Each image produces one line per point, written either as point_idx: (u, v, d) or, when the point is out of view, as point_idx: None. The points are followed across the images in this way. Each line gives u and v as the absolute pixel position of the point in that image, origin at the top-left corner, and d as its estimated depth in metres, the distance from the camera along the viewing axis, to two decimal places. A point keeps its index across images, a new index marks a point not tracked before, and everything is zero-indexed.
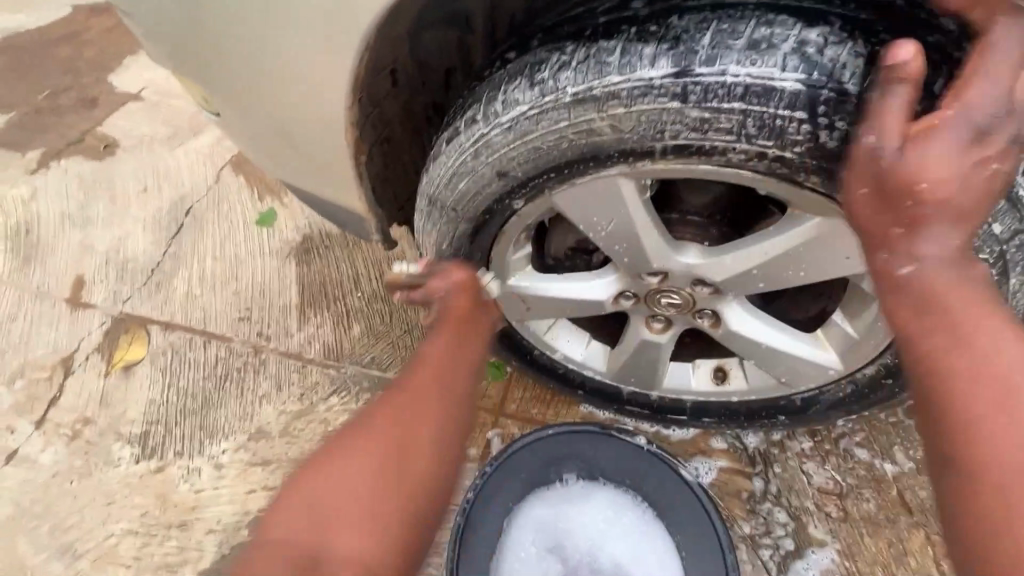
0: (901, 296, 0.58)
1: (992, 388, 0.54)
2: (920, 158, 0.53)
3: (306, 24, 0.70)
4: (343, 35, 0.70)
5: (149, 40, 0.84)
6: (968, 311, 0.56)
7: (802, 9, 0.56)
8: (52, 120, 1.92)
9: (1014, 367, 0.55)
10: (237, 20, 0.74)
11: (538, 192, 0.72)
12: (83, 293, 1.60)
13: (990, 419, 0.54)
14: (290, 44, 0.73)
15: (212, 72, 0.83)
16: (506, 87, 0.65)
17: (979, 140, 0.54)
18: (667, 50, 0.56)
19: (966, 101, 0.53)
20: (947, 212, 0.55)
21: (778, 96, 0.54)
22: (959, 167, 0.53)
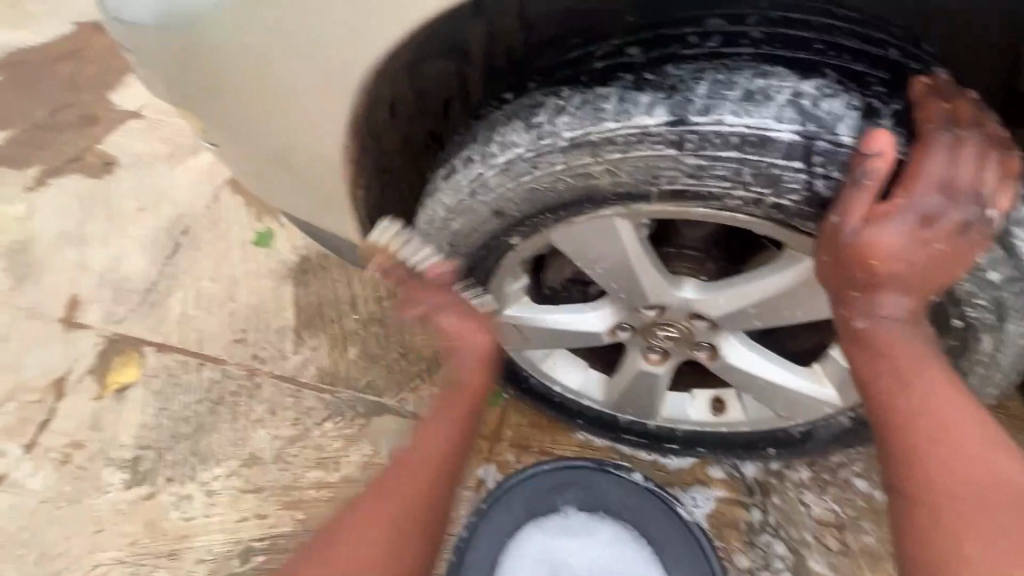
0: (849, 345, 0.59)
1: (935, 426, 0.54)
2: (881, 235, 0.53)
3: (308, 50, 0.70)
4: (346, 63, 0.69)
5: (145, 64, 0.83)
6: (916, 354, 0.57)
7: (797, 60, 0.56)
8: (53, 137, 1.92)
9: (959, 407, 0.55)
10: (237, 44, 0.73)
11: (534, 230, 0.72)
12: (78, 313, 1.59)
13: (936, 456, 0.54)
14: (290, 71, 0.72)
15: (209, 96, 0.82)
16: (503, 129, 0.65)
17: (951, 221, 0.53)
18: (663, 98, 0.56)
19: (936, 181, 0.53)
20: (908, 280, 0.55)
21: (774, 146, 0.54)
22: (922, 246, 0.54)
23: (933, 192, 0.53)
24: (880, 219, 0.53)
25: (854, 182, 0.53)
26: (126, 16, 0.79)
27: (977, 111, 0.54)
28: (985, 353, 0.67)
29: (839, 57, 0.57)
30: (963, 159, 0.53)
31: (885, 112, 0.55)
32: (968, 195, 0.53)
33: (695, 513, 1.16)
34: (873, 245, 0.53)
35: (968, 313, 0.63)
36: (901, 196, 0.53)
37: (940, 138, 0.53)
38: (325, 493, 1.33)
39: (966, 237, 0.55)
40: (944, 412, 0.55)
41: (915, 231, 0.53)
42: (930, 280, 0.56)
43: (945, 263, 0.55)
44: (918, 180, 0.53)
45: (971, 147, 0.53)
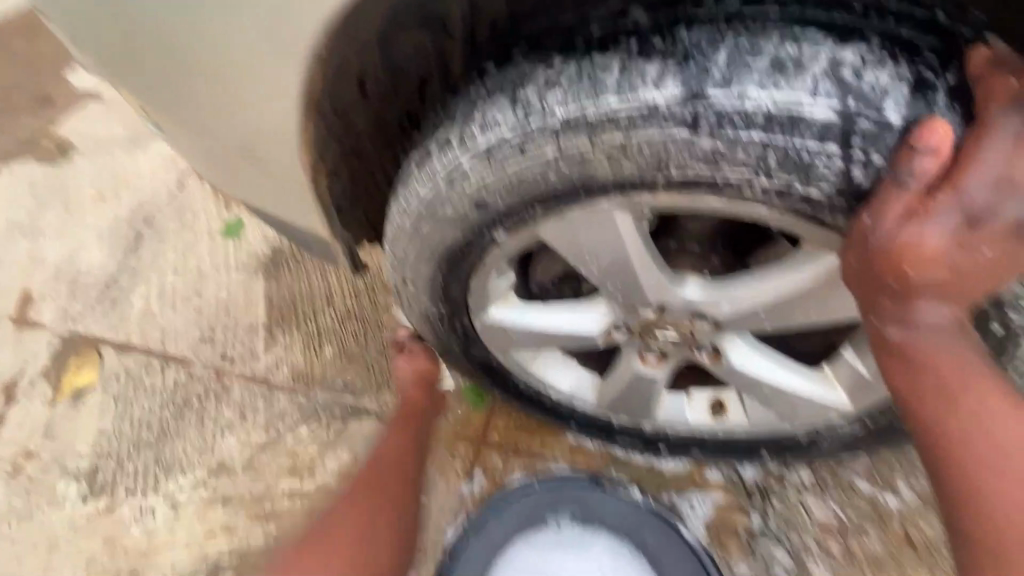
0: (882, 359, 0.54)
1: (991, 449, 0.51)
2: (921, 236, 0.45)
3: (256, 9, 0.59)
4: (302, 22, 0.58)
5: (69, 29, 0.71)
6: (960, 371, 0.52)
7: (833, 23, 0.48)
8: (2, 118, 1.78)
9: (1014, 425, 0.52)
10: (171, 3, 0.61)
11: (522, 224, 0.63)
12: (29, 311, 1.47)
13: (996, 484, 0.51)
14: (237, 34, 0.61)
15: (145, 67, 0.70)
16: (485, 106, 0.56)
17: (1004, 218, 0.45)
18: (675, 70, 0.48)
19: (996, 173, 0.43)
20: (950, 289, 0.48)
21: (805, 127, 0.46)
22: (965, 250, 0.46)
23: (989, 184, 0.44)
24: (922, 217, 0.45)
25: (897, 180, 0.46)
26: None
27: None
28: (1023, 359, 0.60)
29: (881, 21, 0.48)
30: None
31: (935, 87, 0.47)
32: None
33: (692, 519, 1.10)
34: (910, 247, 0.46)
35: (1011, 317, 0.56)
36: (948, 191, 0.44)
37: (1003, 123, 0.44)
38: (299, 503, 1.25)
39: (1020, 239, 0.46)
40: (998, 432, 0.52)
41: (961, 231, 0.45)
42: (971, 288, 0.49)
43: (993, 270, 0.48)
44: (971, 170, 0.44)
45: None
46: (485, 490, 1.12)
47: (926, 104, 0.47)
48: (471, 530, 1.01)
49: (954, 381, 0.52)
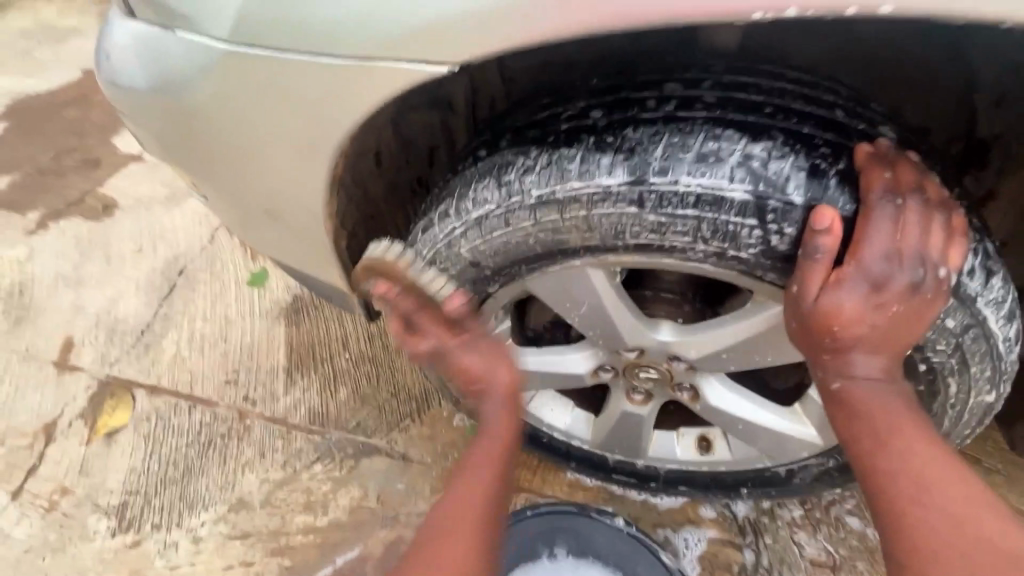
0: (829, 407, 0.62)
1: (912, 483, 0.57)
2: (838, 300, 0.56)
3: (289, 109, 0.70)
4: (328, 121, 0.69)
5: (134, 121, 0.85)
6: (886, 414, 0.59)
7: (747, 123, 0.59)
8: (56, 181, 1.98)
9: (935, 466, 0.58)
10: (217, 105, 0.74)
11: (511, 279, 0.75)
12: (71, 356, 1.61)
13: (917, 515, 0.56)
14: (267, 130, 0.73)
15: (193, 151, 0.83)
16: (476, 185, 0.69)
17: (901, 283, 0.56)
18: (623, 160, 0.60)
19: (882, 246, 0.55)
20: (869, 341, 0.58)
21: (728, 205, 0.57)
22: (877, 311, 0.56)
23: (881, 258, 0.55)
24: (836, 286, 0.56)
25: (808, 256, 0.56)
26: (118, 78, 0.80)
27: (917, 178, 0.58)
28: (954, 397, 0.67)
29: (787, 120, 0.60)
30: (905, 225, 0.55)
31: (830, 172, 0.57)
32: (914, 258, 0.56)
33: (686, 555, 1.14)
34: (832, 310, 0.56)
35: (931, 357, 0.63)
36: (851, 263, 0.56)
37: (883, 210, 0.56)
38: (312, 539, 1.31)
39: (918, 298, 0.57)
40: (919, 469, 0.57)
41: (870, 295, 0.56)
42: (893, 342, 0.58)
43: (905, 325, 0.57)
44: (864, 246, 0.56)
45: (911, 215, 0.56)
46: None
47: (825, 186, 0.57)
48: None
49: (881, 422, 0.59)
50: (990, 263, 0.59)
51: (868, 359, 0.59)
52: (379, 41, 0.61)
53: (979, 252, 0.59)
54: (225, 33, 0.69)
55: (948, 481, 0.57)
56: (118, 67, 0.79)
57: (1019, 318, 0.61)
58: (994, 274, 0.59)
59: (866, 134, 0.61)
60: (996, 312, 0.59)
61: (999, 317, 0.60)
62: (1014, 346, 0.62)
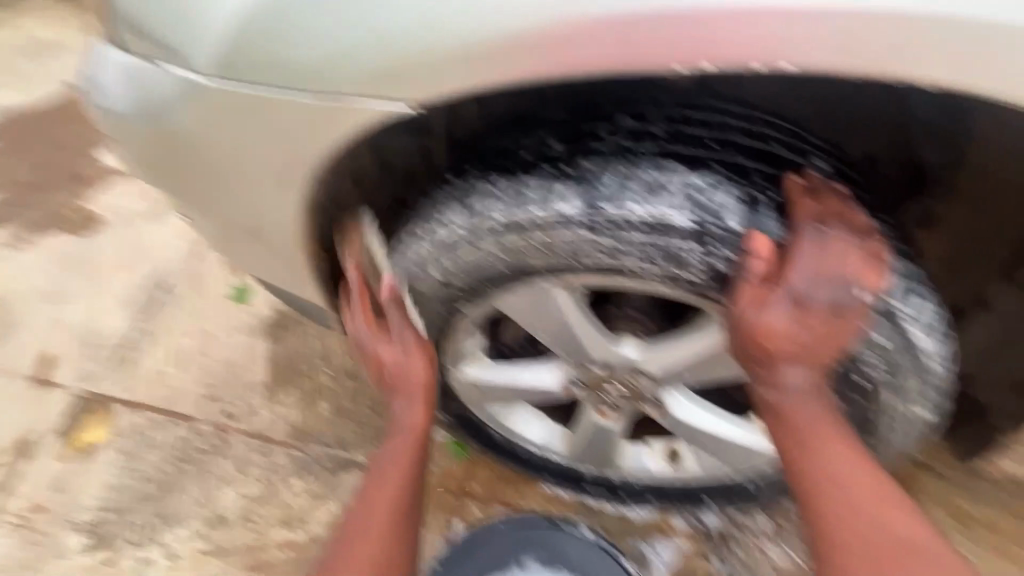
0: (766, 418, 0.68)
1: (834, 488, 0.63)
2: (767, 318, 0.63)
3: (266, 138, 0.73)
4: (305, 151, 0.72)
5: (119, 143, 0.88)
6: (816, 422, 0.65)
7: (690, 157, 0.65)
8: (37, 196, 1.98)
9: (858, 472, 0.64)
10: (198, 132, 0.78)
11: (481, 299, 0.78)
12: (49, 371, 1.60)
13: (838, 516, 0.63)
14: (246, 156, 0.77)
15: (175, 173, 0.86)
16: (446, 210, 0.73)
17: (822, 301, 0.63)
18: (579, 189, 0.64)
19: (807, 269, 0.62)
20: (798, 355, 0.64)
21: (675, 232, 0.62)
22: (802, 326, 0.63)
23: (806, 279, 0.62)
24: (765, 305, 0.62)
25: (740, 275, 0.63)
26: (106, 104, 0.84)
27: (844, 207, 0.63)
28: (889, 405, 0.73)
29: (729, 154, 0.65)
30: (829, 250, 0.62)
31: (761, 201, 0.64)
32: (836, 279, 0.62)
33: (657, 564, 1.18)
34: (761, 326, 0.63)
35: (866, 370, 0.69)
36: (778, 284, 0.62)
37: (808, 236, 0.62)
38: (291, 553, 1.32)
39: (842, 315, 0.63)
40: (843, 475, 0.64)
41: (795, 312, 0.63)
42: (821, 356, 0.64)
43: (830, 340, 0.64)
44: (791, 269, 0.62)
45: (837, 241, 0.61)
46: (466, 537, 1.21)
47: (758, 215, 0.63)
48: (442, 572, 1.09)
49: (810, 432, 0.65)
50: (913, 285, 0.66)
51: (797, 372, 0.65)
52: (350, 83, 0.64)
53: (904, 275, 0.65)
54: (208, 68, 0.72)
55: (868, 488, 0.64)
56: (106, 94, 0.83)
57: (942, 334, 0.67)
58: (917, 294, 0.65)
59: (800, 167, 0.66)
60: (920, 329, 0.65)
61: (924, 334, 0.66)
62: (942, 360, 0.68)
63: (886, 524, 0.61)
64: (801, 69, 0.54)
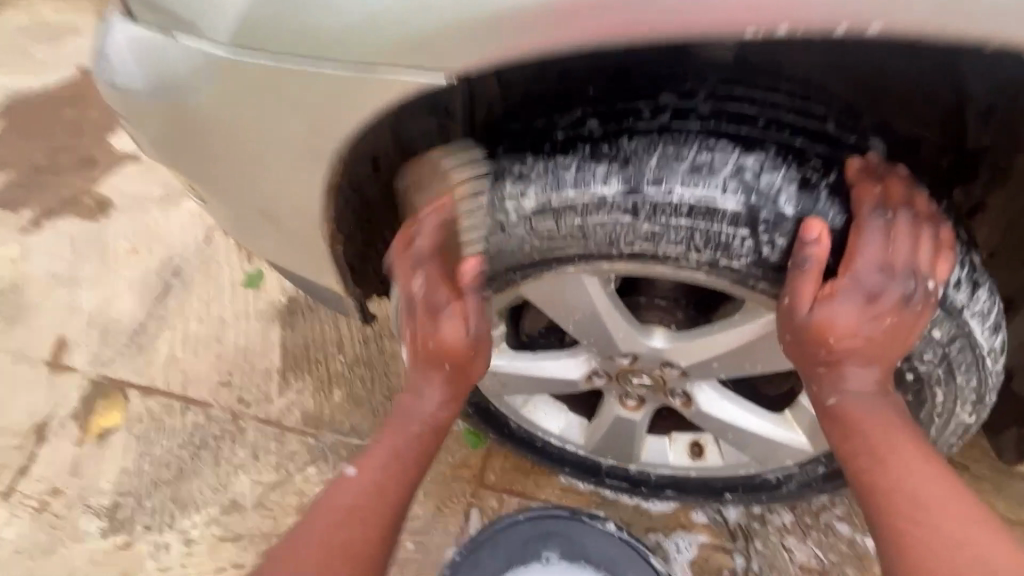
0: (827, 422, 0.66)
1: (913, 505, 0.59)
2: (833, 312, 0.59)
3: (287, 116, 0.70)
4: (327, 127, 0.69)
5: (135, 124, 0.85)
6: (881, 429, 0.63)
7: (738, 135, 0.61)
8: (50, 180, 1.97)
9: (936, 486, 0.61)
10: (213, 109, 0.75)
11: (505, 285, 0.75)
12: (64, 355, 1.60)
13: (918, 536, 0.58)
14: (266, 134, 0.73)
15: (190, 153, 0.83)
16: (472, 191, 0.69)
17: (895, 295, 0.59)
18: (617, 169, 0.61)
19: (876, 261, 0.59)
20: (862, 353, 0.62)
21: (721, 215, 0.59)
22: (874, 322, 0.60)
23: (877, 269, 0.59)
24: (829, 298, 0.60)
25: (796, 266, 0.59)
26: (118, 80, 0.80)
27: (909, 194, 0.61)
28: (941, 405, 0.69)
29: (780, 132, 0.62)
30: (899, 238, 0.59)
31: (821, 184, 0.60)
32: (907, 270, 0.59)
33: (677, 559, 1.15)
34: (827, 322, 0.60)
35: (919, 366, 0.65)
36: (846, 276, 0.59)
37: (875, 223, 0.58)
38: None
39: (911, 310, 0.60)
40: (919, 488, 0.60)
41: (864, 305, 0.60)
42: (886, 353, 0.62)
43: (899, 336, 0.61)
44: (858, 260, 0.59)
45: (907, 229, 0.59)
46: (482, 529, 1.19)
47: (815, 198, 0.60)
48: (462, 562, 1.06)
49: (879, 440, 0.63)
50: (975, 277, 0.63)
51: (862, 373, 0.63)
52: (377, 53, 0.61)
53: (967, 266, 0.62)
54: (228, 39, 0.69)
55: (946, 502, 0.59)
56: (117, 69, 0.80)
57: (1003, 331, 0.64)
58: (979, 288, 0.63)
59: (852, 150, 0.62)
60: (982, 324, 0.63)
61: (985, 329, 0.63)
62: (998, 356, 0.65)
63: (967, 540, 0.57)
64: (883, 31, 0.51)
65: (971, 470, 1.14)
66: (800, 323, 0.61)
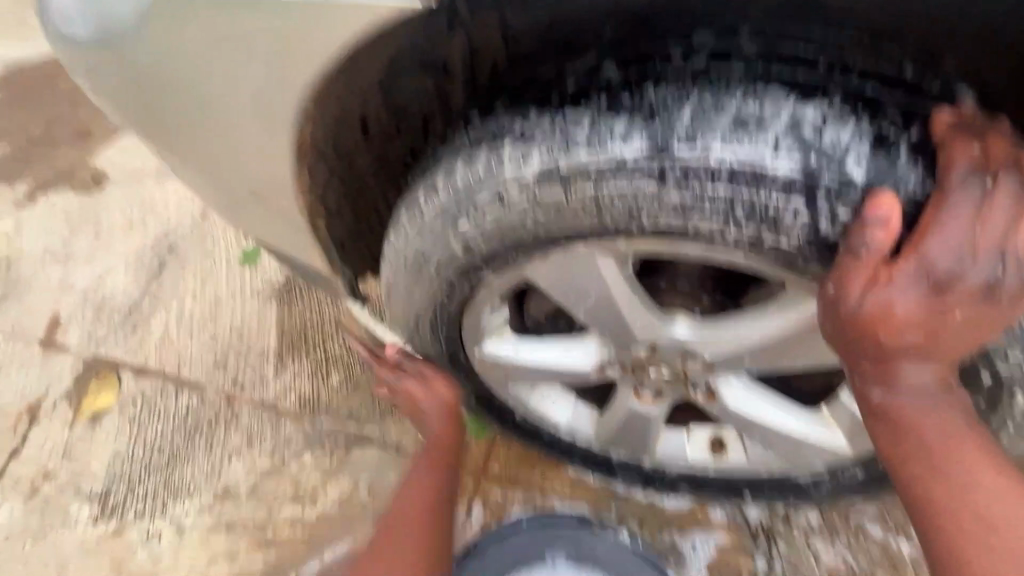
0: (873, 425, 0.55)
1: (983, 527, 0.50)
2: (889, 301, 0.47)
3: (251, 62, 0.60)
4: (292, 68, 0.59)
5: (86, 80, 0.75)
6: (946, 437, 0.52)
7: (793, 83, 0.51)
8: (45, 151, 1.89)
9: (1014, 508, 0.51)
10: (166, 58, 0.64)
11: (505, 265, 0.65)
12: (57, 334, 1.54)
13: (982, 560, 0.49)
14: (228, 86, 0.63)
15: (146, 112, 0.72)
16: (469, 154, 0.60)
17: (973, 282, 0.46)
18: (641, 126, 0.52)
19: (953, 238, 0.46)
20: (925, 351, 0.50)
21: (769, 181, 0.49)
22: (937, 314, 0.48)
23: (951, 251, 0.46)
24: (886, 283, 0.47)
25: (852, 251, 0.48)
26: (64, 31, 0.70)
27: (1013, 151, 0.47)
28: (1019, 411, 0.59)
29: (842, 79, 0.52)
30: (994, 208, 0.46)
31: (898, 146, 0.50)
32: (993, 251, 0.46)
33: (693, 560, 1.07)
34: (880, 313, 0.47)
35: (999, 365, 0.55)
36: (908, 258, 0.47)
37: (961, 193, 0.47)
38: (300, 531, 1.26)
39: (994, 300, 0.48)
40: (992, 507, 0.50)
41: (930, 295, 0.47)
42: (953, 350, 0.50)
43: (973, 331, 0.49)
44: (930, 238, 0.46)
45: (1004, 198, 0.46)
46: (484, 523, 1.12)
47: (888, 159, 0.50)
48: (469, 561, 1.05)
49: (941, 451, 0.52)
50: None
51: (926, 373, 0.51)
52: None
53: None
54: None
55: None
56: (60, 13, 0.69)
57: None
58: None
59: (930, 102, 0.52)
60: None
61: None
62: None
63: None
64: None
65: None
66: (848, 313, 0.49)
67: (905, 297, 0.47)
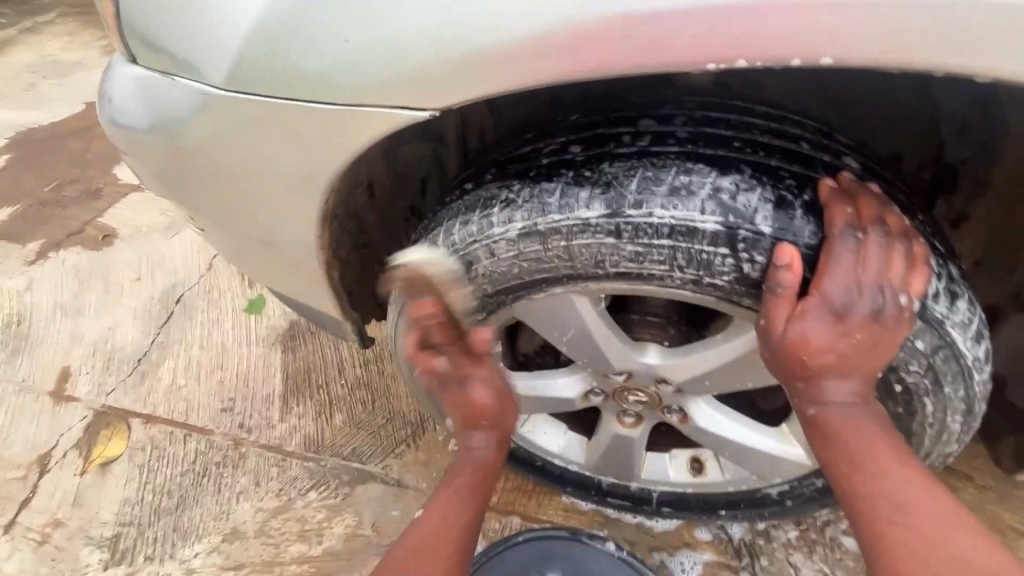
0: (808, 432, 0.67)
1: (886, 501, 0.61)
2: (804, 330, 0.60)
3: (283, 149, 0.74)
4: (318, 155, 0.72)
5: (134, 160, 0.87)
6: (861, 437, 0.64)
7: (717, 158, 0.64)
8: (57, 212, 2.01)
9: (913, 486, 0.62)
10: (209, 145, 0.77)
11: (497, 306, 0.77)
12: (67, 386, 1.61)
13: (893, 535, 0.60)
14: (262, 167, 0.76)
15: (187, 186, 0.85)
16: (463, 215, 0.72)
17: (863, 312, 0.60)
18: (600, 194, 0.64)
19: (843, 279, 0.60)
20: (838, 369, 0.63)
21: (700, 235, 0.62)
22: (843, 338, 0.61)
23: (843, 289, 0.60)
24: (800, 316, 0.60)
25: (772, 290, 0.61)
26: (123, 121, 0.83)
27: (879, 211, 0.62)
28: (932, 416, 0.71)
29: (755, 154, 0.65)
30: (871, 255, 0.60)
31: (796, 203, 0.62)
32: (874, 287, 0.60)
33: None
34: (799, 340, 0.61)
35: (907, 377, 0.67)
36: (814, 295, 0.60)
37: (845, 244, 0.60)
38: (307, 568, 1.30)
39: (883, 325, 0.61)
40: (901, 493, 0.61)
41: (833, 323, 0.60)
42: (860, 366, 0.63)
43: (873, 350, 0.62)
44: (827, 279, 0.60)
45: (874, 248, 0.60)
46: None
47: (792, 216, 0.62)
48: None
49: (858, 449, 0.64)
50: (954, 288, 0.65)
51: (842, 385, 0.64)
52: (361, 87, 0.65)
53: (944, 276, 0.65)
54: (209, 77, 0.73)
55: (923, 495, 0.61)
56: (120, 108, 0.82)
57: (985, 340, 0.67)
58: (959, 298, 0.65)
59: (824, 169, 0.66)
60: (964, 333, 0.64)
61: (967, 339, 0.65)
62: (984, 365, 0.67)
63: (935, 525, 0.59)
64: (838, 60, 0.53)
65: (973, 480, 1.12)
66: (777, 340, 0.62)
67: (815, 325, 0.60)
